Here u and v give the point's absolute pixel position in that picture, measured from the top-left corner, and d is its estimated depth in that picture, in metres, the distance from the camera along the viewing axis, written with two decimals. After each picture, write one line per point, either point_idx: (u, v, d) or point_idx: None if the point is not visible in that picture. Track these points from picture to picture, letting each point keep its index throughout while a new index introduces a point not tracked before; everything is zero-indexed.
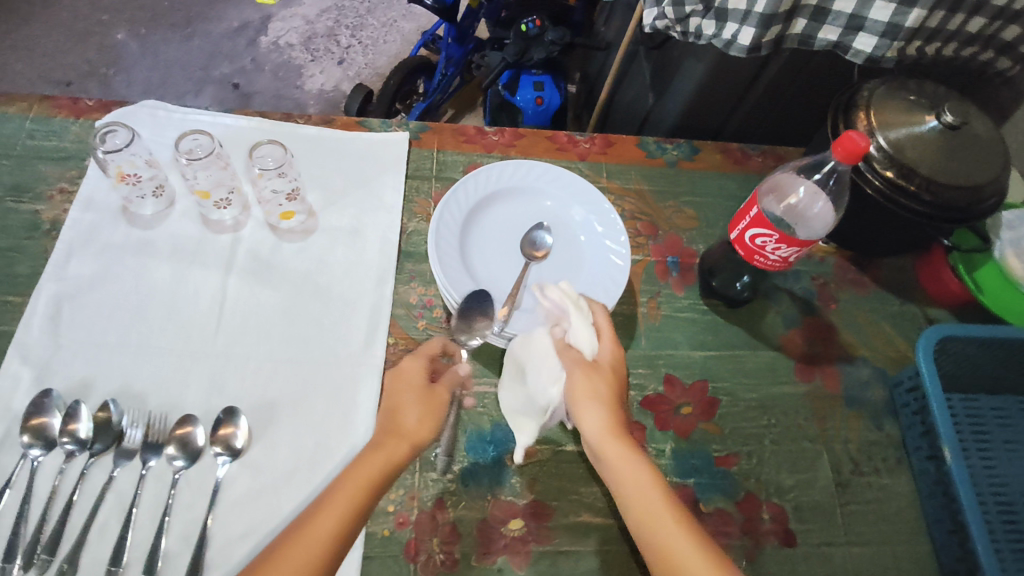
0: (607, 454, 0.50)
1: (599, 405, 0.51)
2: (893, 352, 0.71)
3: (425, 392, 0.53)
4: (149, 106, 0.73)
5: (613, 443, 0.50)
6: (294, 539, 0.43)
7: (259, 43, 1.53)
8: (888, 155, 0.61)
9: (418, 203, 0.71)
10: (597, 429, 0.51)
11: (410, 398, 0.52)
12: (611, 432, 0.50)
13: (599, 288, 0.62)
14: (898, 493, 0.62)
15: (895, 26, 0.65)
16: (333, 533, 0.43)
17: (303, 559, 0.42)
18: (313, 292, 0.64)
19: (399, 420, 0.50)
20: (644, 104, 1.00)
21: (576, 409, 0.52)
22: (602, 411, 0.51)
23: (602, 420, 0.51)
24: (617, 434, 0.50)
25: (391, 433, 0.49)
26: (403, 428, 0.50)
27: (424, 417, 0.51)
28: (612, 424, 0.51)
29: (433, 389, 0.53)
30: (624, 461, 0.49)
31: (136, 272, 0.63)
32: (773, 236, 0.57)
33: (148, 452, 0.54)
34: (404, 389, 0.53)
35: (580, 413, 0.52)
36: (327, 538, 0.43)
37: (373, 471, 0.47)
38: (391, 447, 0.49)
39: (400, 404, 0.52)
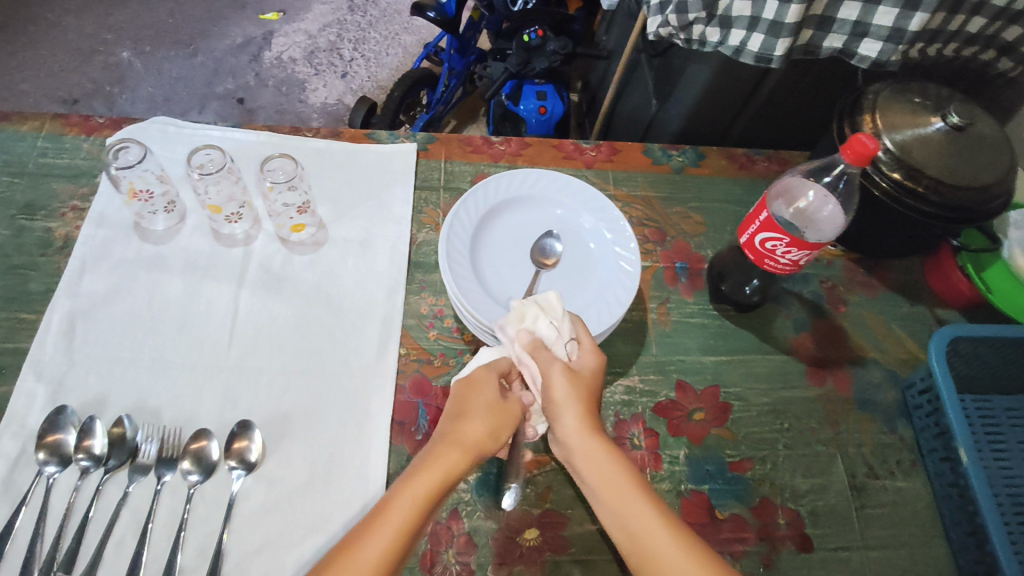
0: (582, 454, 0.49)
1: (573, 408, 0.50)
2: (904, 354, 0.70)
3: (496, 405, 0.52)
4: (160, 121, 0.74)
5: (590, 440, 0.49)
6: (344, 555, 0.42)
7: (263, 58, 1.54)
8: (895, 157, 0.61)
9: (426, 213, 0.72)
10: (573, 430, 0.50)
11: (480, 410, 0.51)
12: (588, 430, 0.50)
13: (610, 294, 0.62)
14: (914, 496, 0.62)
15: (899, 30, 0.65)
16: (390, 553, 0.43)
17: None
18: (324, 304, 0.64)
19: (466, 433, 0.50)
20: (648, 111, 1.00)
21: (555, 411, 0.51)
22: (578, 411, 0.50)
23: (577, 421, 0.50)
24: (593, 434, 0.49)
25: (456, 446, 0.49)
26: (468, 442, 0.49)
27: (489, 431, 0.50)
28: (587, 425, 0.50)
29: (506, 405, 0.52)
30: (601, 461, 0.48)
31: (148, 288, 0.63)
32: (783, 240, 0.57)
33: (163, 467, 0.54)
34: (475, 400, 0.52)
35: (556, 415, 0.51)
36: (381, 557, 0.42)
37: (433, 487, 0.46)
38: (454, 462, 0.48)
39: (468, 412, 0.51)
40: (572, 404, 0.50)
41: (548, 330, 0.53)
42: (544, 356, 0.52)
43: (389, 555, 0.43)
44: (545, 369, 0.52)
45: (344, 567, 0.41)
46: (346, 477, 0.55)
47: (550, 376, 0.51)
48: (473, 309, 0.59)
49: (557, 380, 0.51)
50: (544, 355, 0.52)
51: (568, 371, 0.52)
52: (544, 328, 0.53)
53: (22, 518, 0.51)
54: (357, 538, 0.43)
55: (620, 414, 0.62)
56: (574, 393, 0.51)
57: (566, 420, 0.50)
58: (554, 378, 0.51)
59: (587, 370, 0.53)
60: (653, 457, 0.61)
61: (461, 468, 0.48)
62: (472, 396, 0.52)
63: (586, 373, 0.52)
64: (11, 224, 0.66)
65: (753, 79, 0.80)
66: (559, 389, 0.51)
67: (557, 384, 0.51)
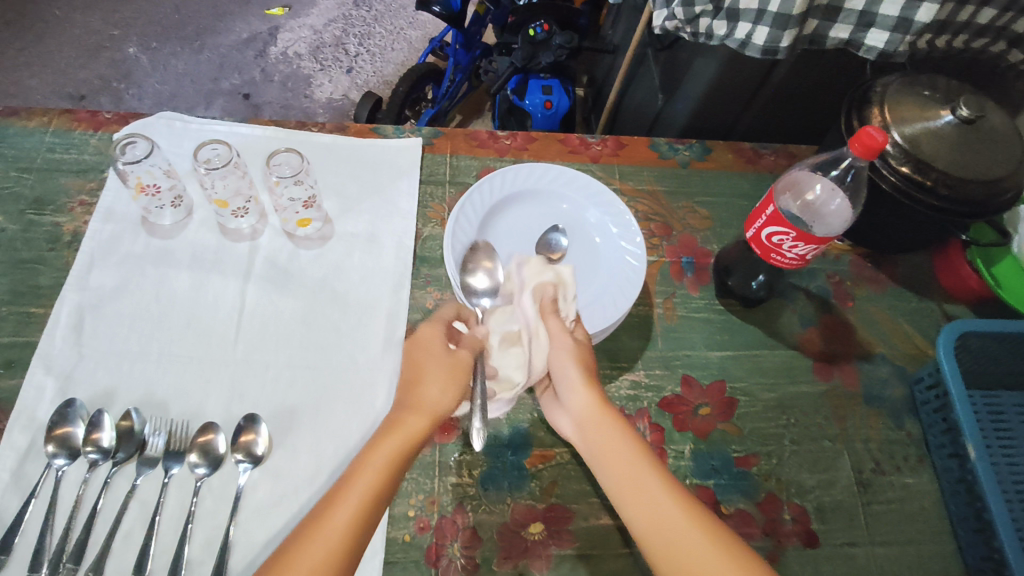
0: (593, 431, 0.47)
1: (584, 381, 0.50)
2: (913, 350, 0.70)
3: (447, 362, 0.51)
4: (166, 116, 0.74)
5: (602, 415, 0.48)
6: (309, 530, 0.39)
7: (269, 54, 1.55)
8: (904, 151, 0.61)
9: (432, 207, 0.72)
10: (585, 403, 0.49)
11: (432, 372, 0.50)
12: (598, 404, 0.49)
13: (615, 289, 0.62)
14: (921, 492, 0.62)
15: (905, 20, 0.65)
16: (357, 521, 0.40)
17: (325, 551, 0.38)
18: (330, 298, 0.64)
19: (427, 398, 0.48)
20: (654, 106, 1.00)
21: (566, 383, 0.51)
22: (587, 388, 0.50)
23: (588, 395, 0.49)
24: (604, 409, 0.48)
25: (419, 412, 0.47)
26: (431, 407, 0.48)
27: (449, 394, 0.49)
28: (598, 400, 0.49)
29: (455, 356, 0.52)
30: (610, 436, 0.46)
31: (156, 282, 0.64)
32: (790, 234, 0.56)
33: (170, 460, 0.54)
34: (429, 363, 0.51)
35: (567, 387, 0.51)
36: (348, 526, 0.40)
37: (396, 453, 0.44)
38: (418, 426, 0.46)
39: (421, 376, 0.50)
40: (584, 379, 0.50)
41: (562, 297, 0.55)
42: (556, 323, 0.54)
43: (354, 526, 0.40)
44: (555, 331, 0.54)
45: (310, 543, 0.38)
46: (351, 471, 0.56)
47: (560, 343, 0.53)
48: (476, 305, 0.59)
49: (566, 344, 0.53)
50: (553, 317, 0.54)
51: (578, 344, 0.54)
52: (562, 297, 0.55)
53: (32, 511, 0.52)
54: (323, 510, 0.40)
55: (625, 409, 0.62)
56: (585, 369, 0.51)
57: (577, 392, 0.50)
58: (564, 344, 0.53)
59: (587, 345, 0.55)
60: (658, 452, 0.61)
61: (424, 434, 0.46)
62: (424, 358, 0.52)
63: (587, 349, 0.54)
64: (20, 219, 0.67)
65: (760, 72, 0.80)
66: (570, 352, 0.52)
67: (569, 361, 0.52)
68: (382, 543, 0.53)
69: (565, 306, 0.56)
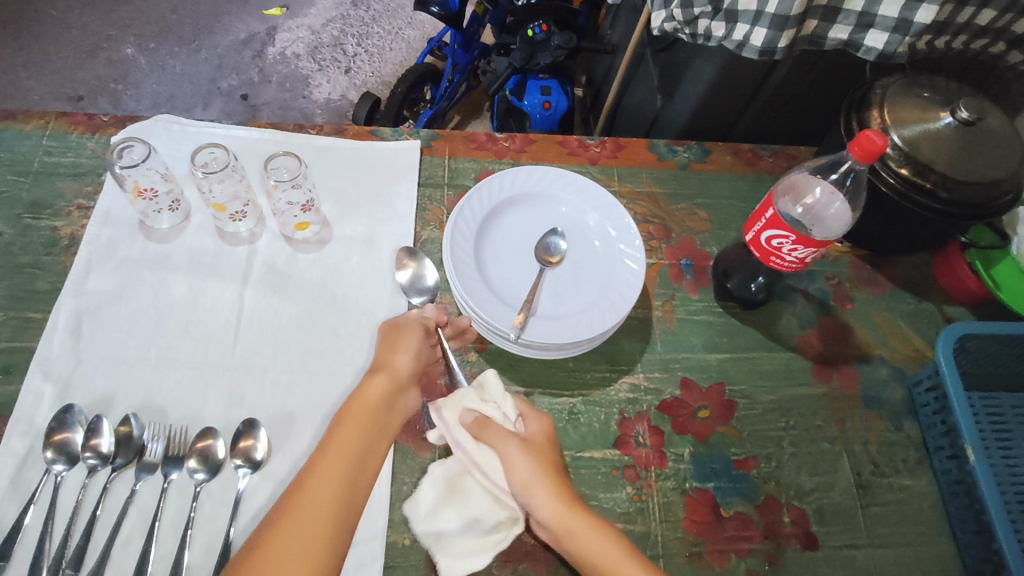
0: (574, 539, 0.49)
1: (544, 486, 0.51)
2: (911, 351, 0.70)
3: (400, 332, 0.57)
4: (164, 119, 0.74)
5: (576, 521, 0.50)
6: (308, 481, 0.46)
7: (266, 54, 1.54)
8: (903, 153, 0.61)
9: (430, 210, 0.71)
10: (557, 515, 0.50)
11: (394, 342, 0.56)
12: (565, 507, 0.50)
13: (615, 293, 0.62)
14: (920, 494, 0.62)
15: (905, 21, 0.66)
16: (344, 470, 0.47)
17: (321, 498, 0.45)
18: (329, 302, 0.64)
19: (391, 361, 0.55)
20: (652, 106, 1.00)
21: (530, 495, 0.51)
22: (550, 492, 0.51)
23: (555, 504, 0.50)
24: (577, 514, 0.50)
25: (383, 374, 0.54)
26: (392, 368, 0.54)
27: (409, 356, 0.56)
28: (568, 506, 0.50)
29: (406, 328, 0.58)
30: (594, 540, 0.49)
31: (155, 286, 0.64)
32: (790, 238, 0.56)
33: (170, 465, 0.54)
34: (391, 336, 0.57)
35: (532, 500, 0.51)
36: (338, 473, 0.47)
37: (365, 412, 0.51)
38: (379, 385, 0.53)
39: (386, 347, 0.56)
40: (546, 484, 0.51)
41: (491, 410, 0.54)
42: (494, 433, 0.53)
43: (337, 498, 0.46)
44: (502, 447, 0.52)
45: (303, 493, 0.45)
46: None
47: (510, 454, 0.52)
48: (494, 317, 0.59)
49: (518, 457, 0.52)
50: (491, 432, 0.53)
51: (524, 445, 0.53)
52: (491, 407, 0.55)
53: (31, 516, 0.52)
54: (308, 471, 0.47)
55: (625, 412, 0.62)
56: (541, 467, 0.52)
57: (542, 502, 0.50)
58: (511, 454, 0.52)
59: (537, 438, 0.54)
60: (657, 455, 0.61)
61: (388, 391, 0.53)
62: (391, 332, 0.57)
63: (541, 444, 0.54)
64: (18, 223, 0.66)
65: (759, 74, 0.80)
66: (522, 467, 0.51)
67: (522, 463, 0.51)
68: (382, 547, 0.53)
69: (500, 412, 0.55)
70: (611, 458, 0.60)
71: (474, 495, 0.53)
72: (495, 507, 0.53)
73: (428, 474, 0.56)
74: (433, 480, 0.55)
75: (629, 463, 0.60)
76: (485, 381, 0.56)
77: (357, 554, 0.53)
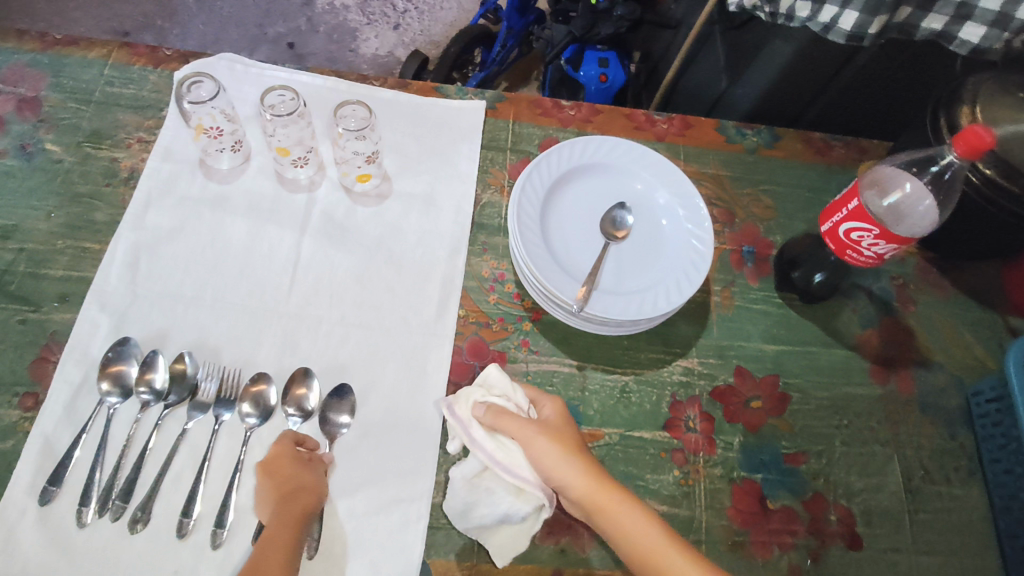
0: (604, 513, 0.49)
1: (570, 463, 0.51)
2: (971, 360, 0.68)
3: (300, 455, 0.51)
4: (228, 58, 0.71)
5: (605, 495, 0.50)
6: None
7: (315, 3, 1.51)
8: (994, 153, 0.59)
9: (492, 173, 0.70)
10: (585, 489, 0.50)
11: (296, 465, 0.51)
12: (594, 482, 0.50)
13: (679, 274, 0.60)
14: (970, 506, 0.61)
15: (1004, 15, 0.63)
16: None
17: None
18: (386, 259, 0.63)
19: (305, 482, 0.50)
20: (716, 87, 0.96)
21: (556, 474, 0.50)
22: (577, 469, 0.50)
23: (584, 478, 0.50)
24: (603, 485, 0.50)
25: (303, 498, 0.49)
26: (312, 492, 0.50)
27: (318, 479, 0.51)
28: (595, 479, 0.50)
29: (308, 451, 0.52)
30: (626, 513, 0.49)
31: (212, 227, 0.63)
32: (872, 231, 0.54)
33: (221, 407, 0.54)
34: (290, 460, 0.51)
35: (561, 478, 0.50)
36: None
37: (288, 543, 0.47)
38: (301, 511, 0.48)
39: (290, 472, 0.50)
40: (569, 459, 0.51)
41: (503, 403, 0.54)
42: (510, 423, 0.52)
43: None
44: (519, 432, 0.51)
45: None
46: (399, 433, 0.56)
47: (528, 438, 0.51)
48: (556, 286, 0.57)
49: (535, 439, 0.51)
50: (508, 421, 0.52)
51: (544, 430, 0.52)
52: (501, 398, 0.54)
53: (84, 445, 0.52)
54: None
55: (677, 395, 0.61)
56: (560, 446, 0.51)
57: (572, 478, 0.50)
58: (532, 437, 0.51)
59: (553, 420, 0.54)
60: (707, 441, 0.60)
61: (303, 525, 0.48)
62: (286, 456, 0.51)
63: (558, 425, 0.53)
64: (78, 151, 0.66)
65: (838, 61, 0.77)
66: (545, 446, 0.51)
67: (543, 445, 0.51)
68: (427, 507, 0.53)
69: (511, 404, 0.54)
70: (660, 440, 0.59)
71: (499, 490, 0.50)
72: (522, 500, 0.50)
73: (450, 477, 0.52)
74: (456, 483, 0.51)
75: (678, 446, 0.59)
76: (489, 375, 0.56)
77: (402, 513, 0.53)
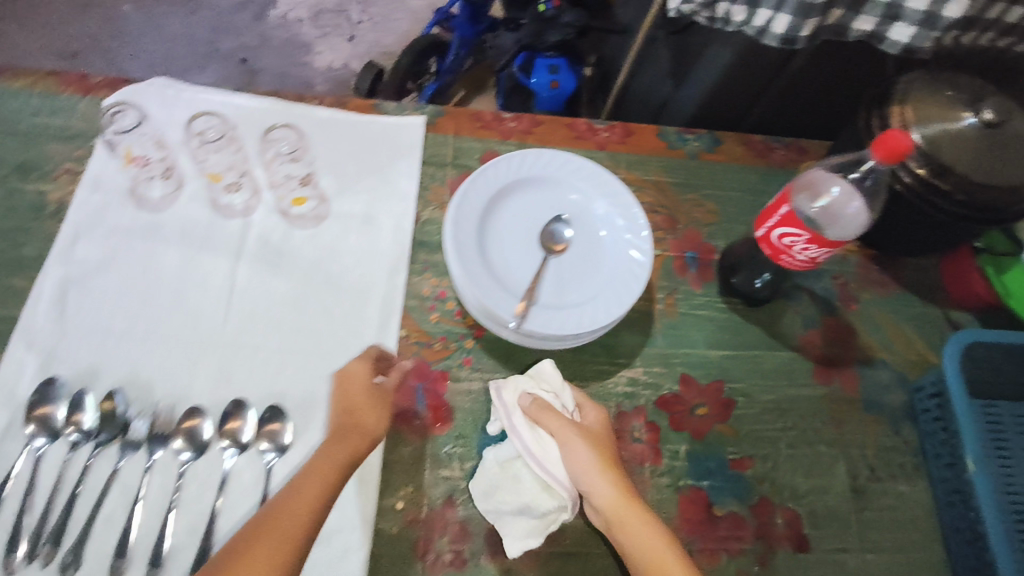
0: (622, 527, 0.51)
1: (602, 473, 0.53)
2: (914, 356, 0.69)
3: (369, 392, 0.54)
4: (159, 83, 0.70)
5: (630, 510, 0.52)
6: (259, 538, 0.45)
7: (267, 17, 1.49)
8: (923, 153, 0.59)
9: (433, 189, 0.69)
10: (612, 501, 0.52)
11: (363, 399, 0.53)
12: (622, 497, 0.52)
13: (618, 286, 0.60)
14: (915, 501, 0.61)
15: (932, 15, 0.65)
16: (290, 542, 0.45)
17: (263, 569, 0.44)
18: (324, 282, 0.63)
19: (357, 418, 0.52)
20: (664, 91, 0.96)
21: (586, 478, 0.53)
22: (608, 479, 0.53)
23: (613, 490, 0.52)
24: (630, 502, 0.52)
25: (353, 433, 0.52)
26: (363, 428, 0.52)
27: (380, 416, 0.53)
28: (623, 494, 0.53)
29: (378, 389, 0.54)
30: (644, 532, 0.51)
31: (145, 258, 0.61)
32: (803, 236, 0.54)
33: (153, 444, 0.53)
34: (353, 392, 0.54)
35: (589, 484, 0.53)
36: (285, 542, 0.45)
37: (331, 471, 0.49)
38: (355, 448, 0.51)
39: (353, 405, 0.53)
40: (600, 469, 0.53)
41: (551, 399, 0.57)
42: (551, 420, 0.55)
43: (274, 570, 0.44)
44: (560, 432, 0.54)
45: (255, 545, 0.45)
46: None
47: (568, 438, 0.54)
48: (493, 305, 0.57)
49: (574, 441, 0.54)
50: (550, 419, 0.55)
51: (583, 434, 0.55)
52: (546, 394, 0.57)
53: (10, 490, 0.51)
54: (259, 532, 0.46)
55: (622, 406, 0.61)
56: (594, 453, 0.54)
57: (602, 488, 0.53)
58: (571, 438, 0.54)
59: (594, 427, 0.56)
60: (653, 451, 0.60)
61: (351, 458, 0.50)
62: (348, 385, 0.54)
63: (598, 433, 0.56)
64: (3, 185, 0.64)
65: (774, 65, 0.77)
66: (582, 452, 0.53)
67: (581, 450, 0.53)
68: (368, 536, 0.53)
69: (558, 402, 0.57)
70: None
71: (526, 479, 0.54)
72: (548, 496, 0.53)
73: (483, 457, 0.56)
74: (488, 464, 0.55)
75: (624, 458, 0.59)
76: (541, 368, 0.59)
77: (343, 542, 0.52)
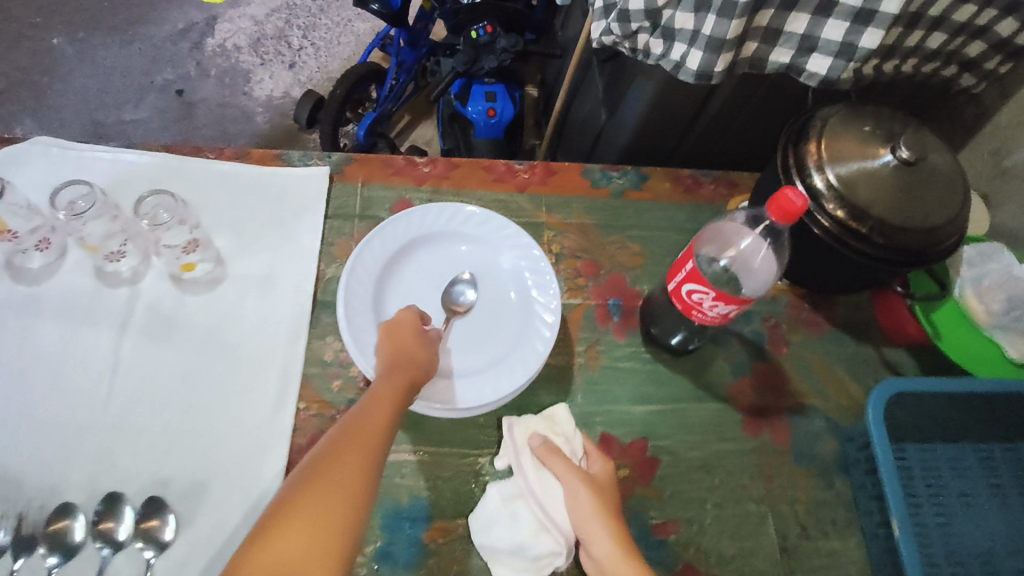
0: None
1: (600, 523, 0.49)
2: (847, 400, 0.66)
3: (416, 333, 0.52)
4: (43, 143, 0.67)
5: (624, 564, 0.47)
6: (329, 469, 0.40)
7: (205, 46, 1.44)
8: (838, 194, 0.57)
9: (338, 245, 0.65)
10: (607, 552, 0.48)
11: (410, 338, 0.51)
12: (619, 551, 0.48)
13: (525, 349, 0.57)
14: (848, 559, 0.59)
15: (849, 45, 0.60)
16: (362, 473, 0.40)
17: (336, 499, 0.38)
18: (217, 353, 0.59)
19: (413, 355, 0.50)
20: (598, 120, 0.93)
21: (583, 524, 0.50)
22: (606, 528, 0.49)
23: (609, 542, 0.48)
24: (626, 557, 0.47)
25: (406, 368, 0.49)
26: (416, 363, 0.50)
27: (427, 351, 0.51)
28: (620, 546, 0.48)
29: (425, 334, 0.53)
30: None
31: (20, 337, 0.58)
32: (709, 293, 0.51)
33: (18, 550, 0.49)
34: (404, 335, 0.52)
35: (586, 531, 0.49)
36: (358, 470, 0.40)
37: (392, 398, 0.46)
38: (405, 377, 0.48)
39: (400, 342, 0.51)
40: (599, 516, 0.50)
41: (560, 443, 0.56)
42: (555, 463, 0.53)
43: (349, 500, 0.39)
44: (562, 475, 0.52)
45: (325, 476, 0.39)
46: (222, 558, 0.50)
47: (570, 481, 0.52)
48: None
49: (576, 484, 0.51)
50: (556, 462, 0.53)
51: (587, 482, 0.52)
52: (559, 439, 0.56)
53: None
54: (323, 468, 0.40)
55: None
56: (596, 500, 0.51)
57: (598, 540, 0.49)
58: (572, 482, 0.52)
59: (601, 478, 0.54)
60: None
61: (406, 386, 0.47)
62: (399, 329, 0.52)
63: (605, 484, 0.53)
64: None
65: (698, 97, 0.74)
66: (582, 495, 0.51)
67: (582, 496, 0.51)
68: None
69: (568, 447, 0.56)
70: None
71: (524, 519, 0.52)
72: (544, 537, 0.51)
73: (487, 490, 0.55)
74: (490, 496, 0.54)
75: None
76: (556, 415, 0.59)
77: None
